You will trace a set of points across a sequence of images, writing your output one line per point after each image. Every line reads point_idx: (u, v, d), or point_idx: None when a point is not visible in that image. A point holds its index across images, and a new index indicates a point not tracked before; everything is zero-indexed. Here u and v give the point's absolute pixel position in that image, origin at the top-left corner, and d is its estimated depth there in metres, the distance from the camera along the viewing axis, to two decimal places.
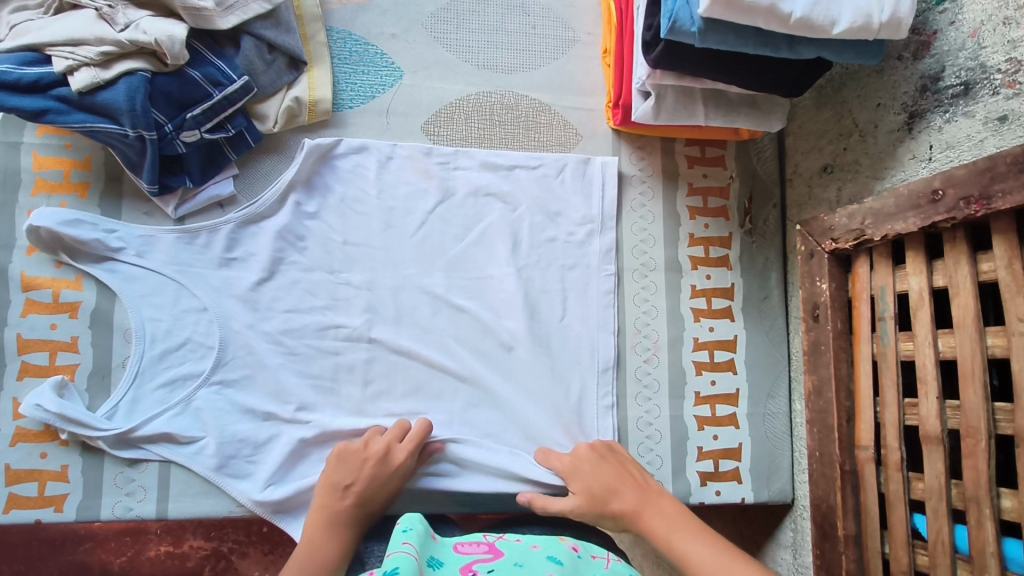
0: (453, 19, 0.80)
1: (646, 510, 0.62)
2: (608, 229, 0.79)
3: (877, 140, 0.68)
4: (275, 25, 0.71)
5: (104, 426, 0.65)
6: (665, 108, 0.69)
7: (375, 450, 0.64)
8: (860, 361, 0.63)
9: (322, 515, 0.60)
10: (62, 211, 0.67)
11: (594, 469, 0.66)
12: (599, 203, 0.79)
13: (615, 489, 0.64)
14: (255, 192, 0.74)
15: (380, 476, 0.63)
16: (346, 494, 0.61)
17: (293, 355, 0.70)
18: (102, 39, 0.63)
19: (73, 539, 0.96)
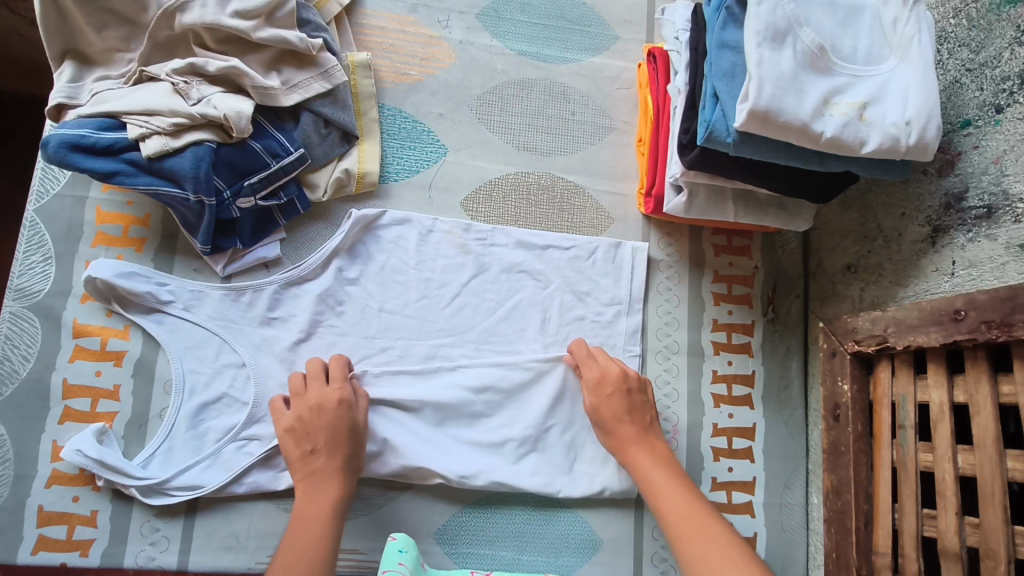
0: (497, 103, 0.85)
1: (635, 445, 0.70)
2: (634, 311, 0.81)
3: (901, 248, 0.70)
4: (334, 103, 0.76)
5: (139, 474, 0.67)
6: (696, 204, 0.72)
7: (308, 405, 0.66)
8: (880, 466, 0.64)
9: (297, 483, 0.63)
10: (120, 264, 0.71)
11: (609, 396, 0.72)
12: (627, 285, 0.81)
13: (617, 420, 0.71)
14: (300, 256, 0.77)
15: (327, 423, 0.65)
16: (307, 453, 0.64)
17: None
18: (175, 112, 0.67)
19: None
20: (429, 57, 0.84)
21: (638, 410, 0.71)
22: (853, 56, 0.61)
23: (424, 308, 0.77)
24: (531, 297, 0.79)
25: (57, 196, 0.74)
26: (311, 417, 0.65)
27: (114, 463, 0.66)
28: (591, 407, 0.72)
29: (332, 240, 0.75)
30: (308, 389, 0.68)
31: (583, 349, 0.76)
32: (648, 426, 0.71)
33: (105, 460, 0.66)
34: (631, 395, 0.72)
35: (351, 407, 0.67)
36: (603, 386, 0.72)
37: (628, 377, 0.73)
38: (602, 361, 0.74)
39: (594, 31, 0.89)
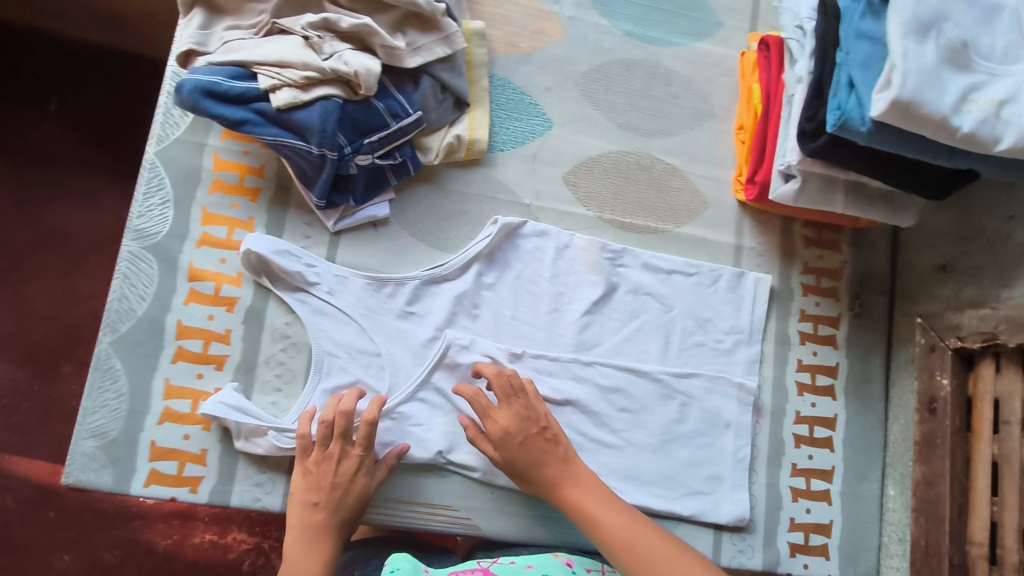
0: (603, 81, 0.85)
1: (567, 483, 0.67)
2: (754, 341, 0.82)
3: (1005, 251, 0.72)
4: (450, 68, 0.77)
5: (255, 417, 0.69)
6: (806, 192, 0.73)
7: (332, 460, 0.67)
8: (978, 459, 0.66)
9: (301, 528, 0.65)
10: (277, 241, 0.73)
11: (517, 441, 0.68)
12: (749, 315, 0.82)
13: (535, 463, 0.68)
14: (437, 254, 0.78)
15: (343, 486, 0.66)
16: (317, 504, 0.66)
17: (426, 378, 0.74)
18: (308, 65, 0.69)
19: (125, 515, 0.98)
20: (538, 31, 0.85)
21: (552, 454, 0.68)
22: (989, 54, 0.62)
23: (554, 321, 0.79)
24: (627, 278, 0.81)
25: (176, 141, 0.75)
26: (327, 468, 0.67)
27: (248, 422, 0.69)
28: (503, 458, 0.69)
29: (475, 243, 0.77)
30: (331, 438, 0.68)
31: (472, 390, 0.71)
32: (564, 458, 0.69)
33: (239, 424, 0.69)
34: (543, 440, 0.69)
35: (369, 477, 0.68)
36: (511, 434, 0.69)
37: (536, 414, 0.70)
38: (518, 405, 0.70)
39: (699, 17, 0.89)
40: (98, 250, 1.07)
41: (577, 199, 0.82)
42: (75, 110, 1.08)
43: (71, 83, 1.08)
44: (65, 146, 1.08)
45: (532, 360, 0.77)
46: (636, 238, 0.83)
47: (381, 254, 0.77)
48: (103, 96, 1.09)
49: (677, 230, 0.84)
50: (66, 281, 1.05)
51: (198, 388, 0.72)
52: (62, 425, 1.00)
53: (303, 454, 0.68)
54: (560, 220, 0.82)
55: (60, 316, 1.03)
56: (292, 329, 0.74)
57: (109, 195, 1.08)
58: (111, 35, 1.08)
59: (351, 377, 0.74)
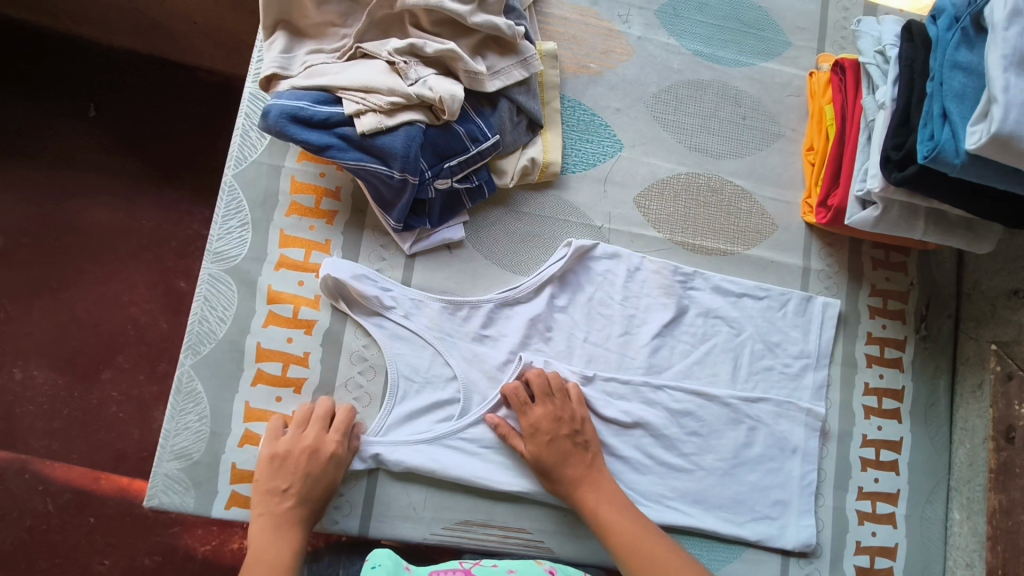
0: (672, 102, 0.85)
1: (585, 485, 0.71)
2: (822, 365, 0.82)
3: None
4: (527, 91, 0.77)
5: None
6: (886, 220, 0.73)
7: (301, 449, 0.67)
8: None
9: (268, 517, 0.65)
10: (355, 265, 0.73)
11: (544, 441, 0.71)
12: (816, 339, 0.82)
13: (558, 466, 0.71)
14: (510, 275, 0.78)
15: (312, 473, 0.67)
16: (279, 490, 0.66)
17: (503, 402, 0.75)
18: (394, 91, 0.69)
19: (163, 521, 0.97)
20: (608, 52, 0.85)
21: (575, 458, 0.71)
22: None
23: (625, 344, 0.79)
24: (697, 301, 0.81)
25: (254, 163, 0.76)
26: (297, 454, 0.67)
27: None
28: (530, 455, 0.71)
29: (548, 265, 0.78)
30: (303, 428, 0.69)
31: (521, 390, 0.73)
32: (590, 465, 0.72)
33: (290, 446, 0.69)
34: (573, 444, 0.72)
35: (339, 464, 0.68)
36: (540, 432, 0.71)
37: (569, 416, 0.73)
38: (549, 410, 0.72)
39: (768, 37, 0.89)
40: (135, 257, 1.06)
41: (648, 221, 0.82)
42: (115, 116, 1.08)
43: (114, 93, 1.08)
44: (105, 155, 1.07)
45: (604, 383, 0.77)
46: (705, 261, 0.83)
47: (454, 276, 0.77)
48: (140, 103, 1.08)
49: (746, 252, 0.84)
50: (104, 287, 1.04)
51: (278, 410, 0.72)
52: (105, 432, 1.00)
53: (270, 442, 0.68)
54: (631, 242, 0.82)
55: (100, 322, 1.03)
56: (369, 351, 0.74)
57: (144, 200, 1.07)
58: (150, 44, 1.07)
59: (428, 400, 0.74)
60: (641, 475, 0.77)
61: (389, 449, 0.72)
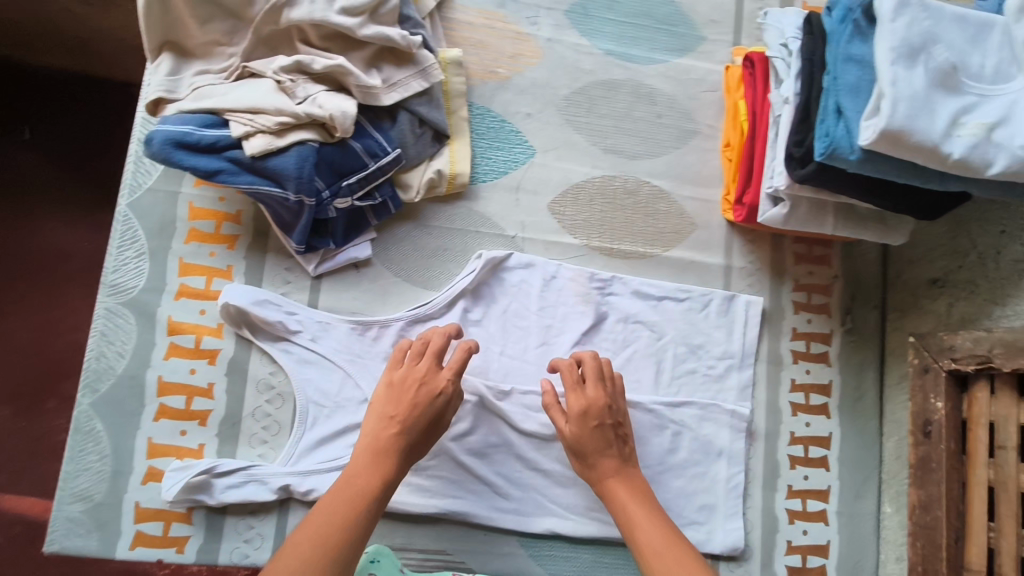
0: (584, 104, 0.83)
1: (612, 477, 0.69)
2: (746, 365, 0.82)
3: (1000, 267, 0.71)
4: (428, 102, 0.75)
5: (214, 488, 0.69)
6: (796, 216, 0.71)
7: (416, 376, 0.67)
8: (974, 484, 0.66)
9: (369, 443, 0.65)
10: (255, 291, 0.71)
11: (588, 429, 0.69)
12: (739, 339, 0.81)
13: (594, 453, 0.69)
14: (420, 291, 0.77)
15: (419, 403, 0.66)
16: (418, 418, 0.66)
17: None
18: (281, 111, 0.66)
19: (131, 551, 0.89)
20: (517, 55, 0.83)
21: (620, 439, 0.70)
22: (980, 75, 0.60)
23: (543, 355, 0.77)
24: (617, 306, 0.80)
25: (149, 191, 0.73)
26: (414, 386, 0.67)
27: (199, 476, 0.68)
28: (571, 436, 0.69)
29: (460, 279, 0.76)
30: (420, 362, 0.69)
31: (574, 366, 0.72)
32: (626, 457, 0.70)
33: (189, 480, 0.67)
34: (610, 428, 0.70)
35: (450, 400, 0.68)
36: (589, 416, 0.69)
37: (609, 404, 0.70)
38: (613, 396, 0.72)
39: (681, 32, 0.87)
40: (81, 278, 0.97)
41: (563, 228, 0.81)
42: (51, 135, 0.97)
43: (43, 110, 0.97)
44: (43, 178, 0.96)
45: (522, 397, 0.76)
46: (624, 265, 0.82)
47: (363, 296, 0.76)
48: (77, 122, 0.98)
49: (665, 254, 0.83)
50: (45, 312, 0.95)
51: (182, 445, 0.70)
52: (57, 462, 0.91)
53: (389, 375, 0.68)
54: (547, 251, 0.80)
55: (44, 348, 0.94)
56: (276, 379, 0.73)
57: (90, 225, 0.97)
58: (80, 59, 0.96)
59: (340, 425, 0.73)
60: (563, 487, 0.76)
61: (298, 479, 0.70)
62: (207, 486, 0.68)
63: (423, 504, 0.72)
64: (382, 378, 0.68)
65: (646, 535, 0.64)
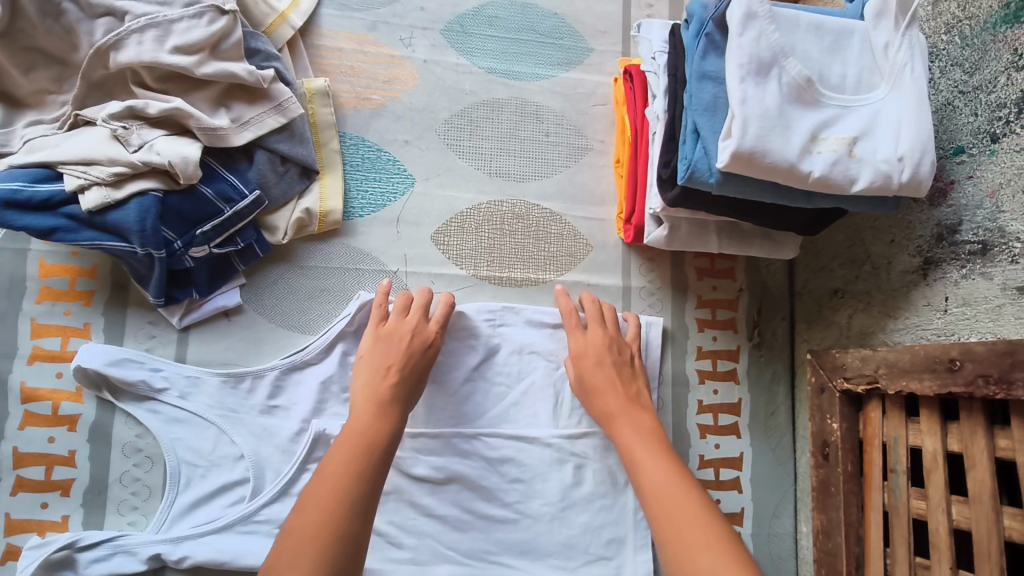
0: (467, 126, 0.80)
1: (621, 417, 0.68)
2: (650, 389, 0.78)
3: (891, 277, 0.68)
4: (290, 138, 0.71)
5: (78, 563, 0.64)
6: (678, 237, 0.69)
7: (406, 329, 0.69)
8: (871, 509, 0.62)
9: (368, 393, 0.64)
10: (113, 350, 0.67)
11: (592, 365, 0.71)
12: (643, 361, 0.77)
13: (606, 389, 0.70)
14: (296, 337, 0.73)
15: (412, 352, 0.67)
16: (408, 366, 0.67)
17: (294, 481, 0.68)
18: (114, 160, 0.62)
19: None
20: (392, 79, 0.79)
21: (626, 379, 0.71)
22: (842, 86, 0.58)
23: (432, 394, 0.74)
24: (510, 339, 0.76)
25: None
26: (399, 337, 0.68)
27: (59, 552, 0.63)
28: (578, 378, 0.71)
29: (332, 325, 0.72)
30: (401, 318, 0.70)
31: (575, 312, 0.74)
32: (636, 394, 0.70)
33: (46, 557, 0.62)
34: (619, 365, 0.72)
35: (429, 345, 0.69)
36: (589, 355, 0.72)
37: (620, 344, 0.73)
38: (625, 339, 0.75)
39: (567, 44, 0.84)
40: None
41: (449, 258, 0.77)
42: None
43: None
44: None
45: (411, 440, 0.72)
46: (517, 293, 0.78)
47: (236, 346, 0.72)
48: None
49: (560, 278, 0.79)
50: None
51: (44, 518, 0.66)
52: None
53: (376, 330, 0.69)
54: (432, 284, 0.76)
55: None
56: (143, 441, 0.69)
57: None
58: None
59: (215, 484, 0.68)
60: (461, 532, 0.72)
61: (170, 547, 0.65)
62: (71, 561, 0.64)
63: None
64: (366, 334, 0.69)
65: (655, 471, 0.61)
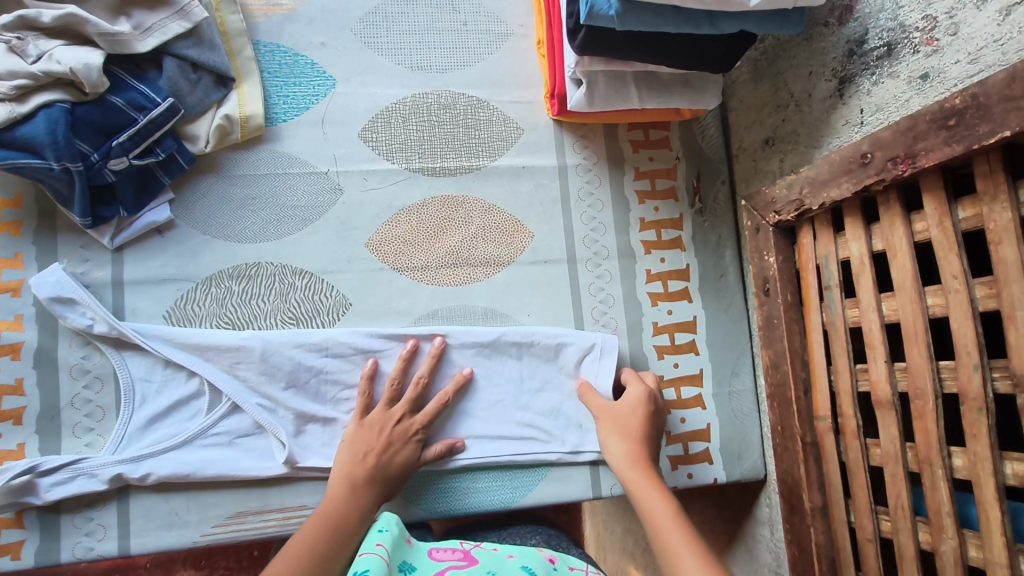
0: (382, 22, 0.79)
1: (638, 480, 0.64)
2: (594, 261, 0.79)
3: (812, 109, 0.67)
4: (198, 44, 0.70)
5: (41, 487, 0.64)
6: (598, 95, 0.68)
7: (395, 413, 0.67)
8: (812, 330, 0.64)
9: (345, 477, 0.63)
10: (65, 288, 0.66)
11: (627, 432, 0.68)
12: (580, 236, 0.79)
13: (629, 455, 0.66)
14: (197, 362, 0.67)
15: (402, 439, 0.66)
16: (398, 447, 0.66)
17: (246, 381, 0.68)
18: (14, 73, 0.61)
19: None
20: None
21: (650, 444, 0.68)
22: None
23: (377, 289, 0.74)
24: (449, 228, 0.76)
25: None
26: (390, 424, 0.67)
27: (20, 478, 0.63)
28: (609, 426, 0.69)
29: (248, 404, 0.67)
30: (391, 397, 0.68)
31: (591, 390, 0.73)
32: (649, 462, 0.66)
33: (8, 483, 0.62)
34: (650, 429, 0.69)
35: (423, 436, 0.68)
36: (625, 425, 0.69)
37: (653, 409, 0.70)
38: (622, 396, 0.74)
39: None
40: None
41: (379, 155, 0.76)
42: None
43: None
44: None
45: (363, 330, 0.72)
46: (452, 182, 0.77)
47: (172, 261, 0.71)
48: None
49: (494, 163, 0.78)
50: None
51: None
52: None
53: (362, 413, 0.68)
54: (365, 181, 0.76)
55: None
56: (90, 362, 0.69)
57: None
58: None
59: (168, 401, 0.68)
60: None
61: (130, 466, 0.65)
62: (33, 486, 0.64)
63: (269, 465, 0.68)
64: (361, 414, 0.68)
65: (663, 515, 0.58)
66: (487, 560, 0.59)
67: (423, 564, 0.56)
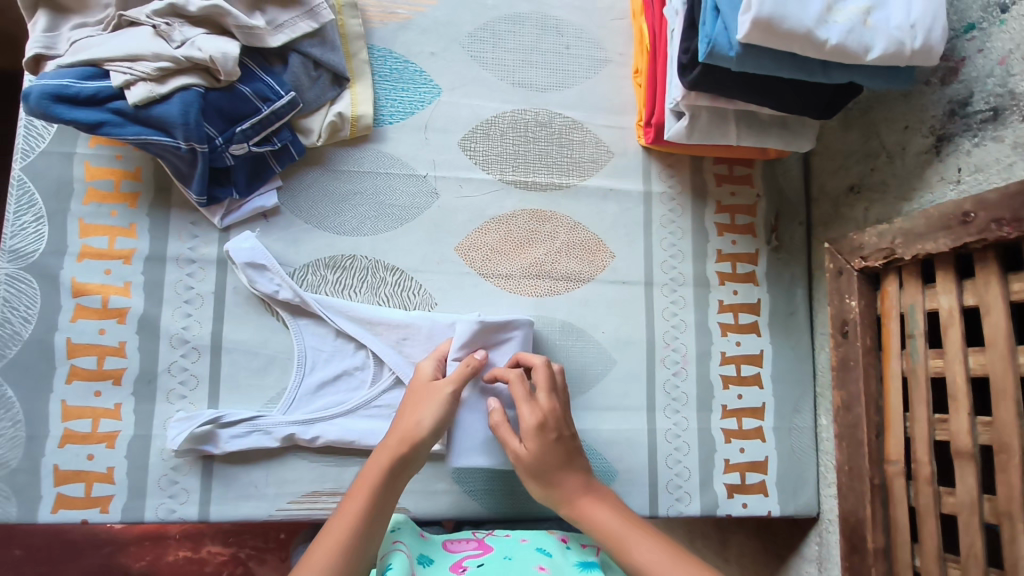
0: (490, 39, 0.82)
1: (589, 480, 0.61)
2: (669, 285, 0.81)
3: (905, 162, 0.70)
4: (322, 44, 0.73)
5: (223, 438, 0.69)
6: (698, 128, 0.71)
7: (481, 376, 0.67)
8: (890, 377, 0.65)
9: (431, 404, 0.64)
10: (257, 255, 0.72)
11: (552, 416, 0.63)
12: (659, 261, 0.81)
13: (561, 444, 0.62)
14: (365, 334, 0.72)
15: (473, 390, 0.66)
16: (416, 432, 0.61)
17: (410, 357, 0.73)
18: (159, 56, 0.65)
19: (95, 543, 1.06)
20: None
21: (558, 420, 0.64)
22: None
23: (462, 293, 0.77)
24: (535, 240, 0.79)
25: (43, 154, 0.72)
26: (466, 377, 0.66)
27: (203, 427, 0.68)
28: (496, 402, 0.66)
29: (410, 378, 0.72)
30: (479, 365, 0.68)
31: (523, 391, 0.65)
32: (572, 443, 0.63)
33: (192, 431, 0.68)
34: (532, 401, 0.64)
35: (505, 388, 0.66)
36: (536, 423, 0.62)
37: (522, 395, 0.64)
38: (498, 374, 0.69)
39: None
40: None
41: (476, 164, 0.80)
42: None
43: None
44: None
45: None
46: (542, 197, 0.80)
47: (274, 246, 0.75)
48: None
49: (583, 183, 0.81)
50: None
51: (97, 406, 0.69)
52: None
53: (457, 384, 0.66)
54: (460, 188, 0.79)
55: None
56: (189, 333, 0.72)
57: None
58: None
59: (337, 369, 0.73)
60: None
61: (302, 427, 0.70)
62: (212, 436, 0.69)
63: None
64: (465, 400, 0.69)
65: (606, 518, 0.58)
66: (501, 545, 0.62)
67: (441, 555, 0.60)
